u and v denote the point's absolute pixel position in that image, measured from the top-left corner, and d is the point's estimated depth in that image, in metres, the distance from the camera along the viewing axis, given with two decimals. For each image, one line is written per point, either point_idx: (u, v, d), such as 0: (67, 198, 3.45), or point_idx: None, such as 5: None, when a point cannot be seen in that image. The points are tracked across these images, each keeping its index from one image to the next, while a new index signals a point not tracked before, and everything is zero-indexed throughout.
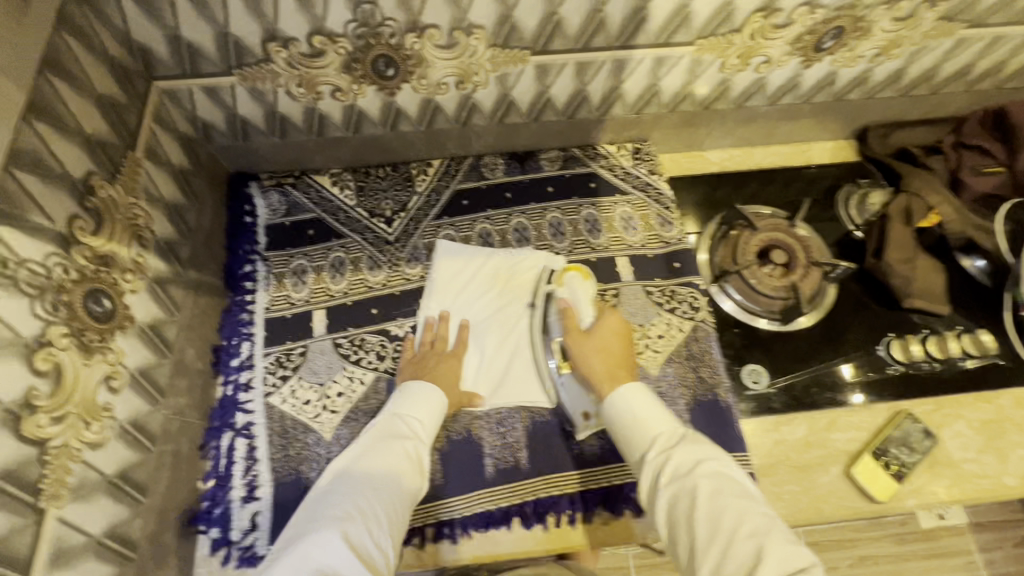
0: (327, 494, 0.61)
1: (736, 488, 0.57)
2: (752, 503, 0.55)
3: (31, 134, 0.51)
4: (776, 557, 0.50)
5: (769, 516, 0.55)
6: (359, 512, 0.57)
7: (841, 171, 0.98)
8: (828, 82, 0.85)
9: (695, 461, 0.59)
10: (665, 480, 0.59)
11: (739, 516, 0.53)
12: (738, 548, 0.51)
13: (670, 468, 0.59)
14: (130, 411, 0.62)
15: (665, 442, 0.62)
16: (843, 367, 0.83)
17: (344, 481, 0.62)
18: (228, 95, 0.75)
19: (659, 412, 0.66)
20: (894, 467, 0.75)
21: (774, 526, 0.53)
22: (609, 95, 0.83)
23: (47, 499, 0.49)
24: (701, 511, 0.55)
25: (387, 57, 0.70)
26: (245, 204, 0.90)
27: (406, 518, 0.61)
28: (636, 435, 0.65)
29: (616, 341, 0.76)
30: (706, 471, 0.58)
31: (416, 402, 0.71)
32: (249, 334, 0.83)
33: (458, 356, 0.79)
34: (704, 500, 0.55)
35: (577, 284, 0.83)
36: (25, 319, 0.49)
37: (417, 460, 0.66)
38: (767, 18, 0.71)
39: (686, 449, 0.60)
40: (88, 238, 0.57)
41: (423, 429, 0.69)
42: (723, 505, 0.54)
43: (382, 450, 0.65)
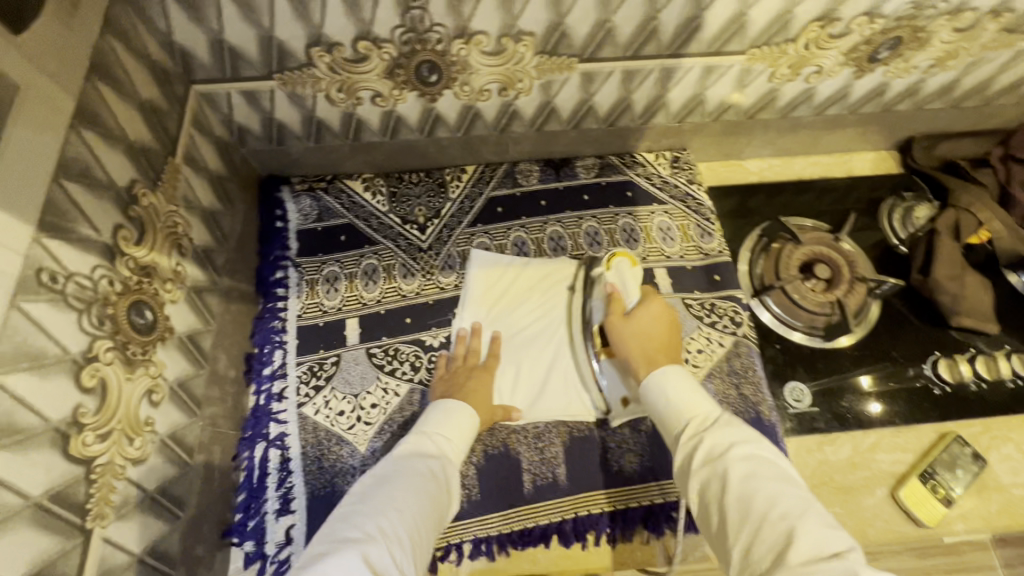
0: (348, 514, 0.54)
1: (770, 470, 0.51)
2: (789, 486, 0.49)
3: (81, 144, 0.49)
4: (807, 538, 0.44)
5: (806, 499, 0.48)
6: (383, 532, 0.51)
7: (883, 183, 0.96)
8: (878, 93, 0.83)
9: (729, 443, 0.53)
10: (696, 462, 0.54)
11: (772, 497, 0.47)
12: (768, 531, 0.45)
13: (704, 450, 0.54)
14: (170, 424, 0.61)
15: (698, 425, 0.57)
16: (861, 379, 0.82)
17: (366, 500, 0.56)
18: (267, 99, 0.73)
19: (695, 395, 0.60)
20: (942, 492, 0.73)
21: (811, 508, 0.47)
22: (653, 104, 0.81)
23: (93, 519, 0.48)
24: (731, 493, 0.49)
25: (431, 62, 0.69)
26: (276, 208, 0.89)
27: (426, 548, 0.56)
28: (670, 418, 0.60)
29: (660, 329, 0.69)
30: (739, 453, 0.52)
31: (445, 421, 0.68)
32: (281, 342, 0.81)
33: (490, 371, 0.77)
34: (735, 483, 0.50)
35: (625, 269, 0.75)
36: (73, 335, 0.47)
37: (443, 483, 0.62)
38: (824, 29, 0.69)
39: (718, 431, 0.55)
40: (131, 249, 0.56)
41: (449, 451, 0.66)
42: (753, 487, 0.49)
43: (407, 470, 0.60)
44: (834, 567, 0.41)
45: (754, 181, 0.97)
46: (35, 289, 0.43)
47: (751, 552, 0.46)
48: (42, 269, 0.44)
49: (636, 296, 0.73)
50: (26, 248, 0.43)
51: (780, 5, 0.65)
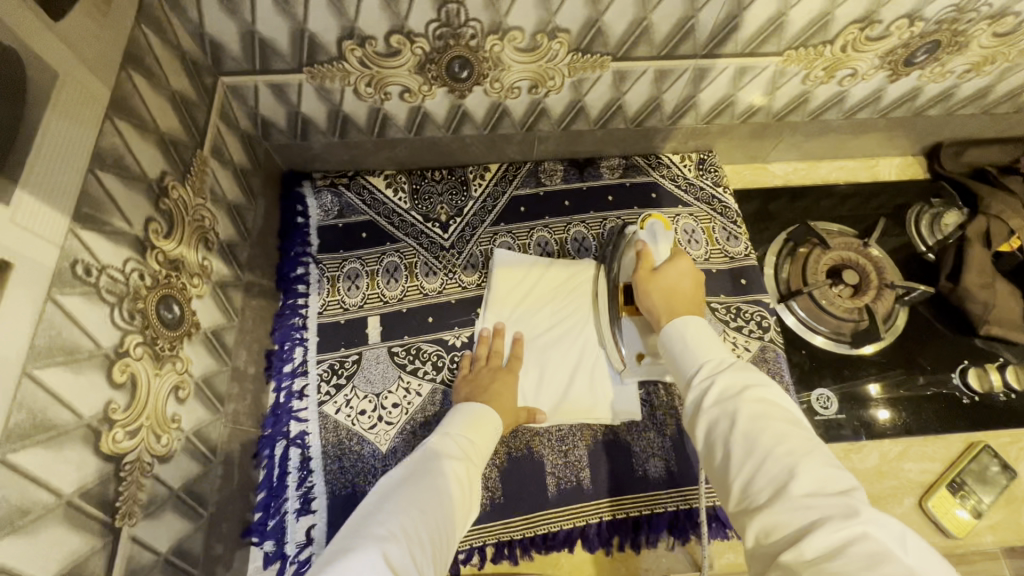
0: (372, 514, 0.53)
1: (782, 413, 0.49)
2: (797, 428, 0.48)
3: (115, 134, 0.48)
4: (810, 476, 0.42)
5: (815, 443, 0.47)
6: (405, 533, 0.50)
7: (909, 189, 0.95)
8: (910, 98, 0.82)
9: (742, 385, 0.52)
10: (706, 402, 0.52)
11: (780, 436, 0.46)
12: (771, 467, 0.44)
13: (715, 391, 0.53)
14: (195, 421, 0.60)
15: (714, 366, 0.56)
16: (870, 387, 0.80)
17: (390, 499, 0.54)
18: (294, 93, 0.72)
19: (711, 343, 0.59)
20: (971, 503, 0.72)
21: (818, 449, 0.45)
22: (683, 104, 0.80)
23: (122, 517, 0.47)
24: (738, 430, 0.48)
25: (463, 58, 0.68)
26: (298, 204, 0.88)
27: (448, 553, 0.54)
28: (686, 361, 0.59)
29: (685, 283, 0.68)
30: (752, 395, 0.50)
31: (470, 423, 0.66)
32: (302, 339, 0.80)
33: (513, 371, 0.76)
34: (744, 421, 0.48)
35: (658, 231, 0.77)
36: (106, 329, 0.46)
37: (466, 484, 0.60)
38: (863, 31, 0.68)
39: (733, 374, 0.53)
40: (161, 242, 0.55)
41: (473, 452, 0.64)
42: (762, 425, 0.47)
43: (430, 470, 0.58)
44: (835, 503, 0.40)
45: (778, 184, 0.96)
46: (70, 281, 0.42)
47: (752, 486, 0.45)
48: (77, 261, 0.43)
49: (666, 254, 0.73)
50: (62, 240, 0.42)
51: (821, 6, 0.64)
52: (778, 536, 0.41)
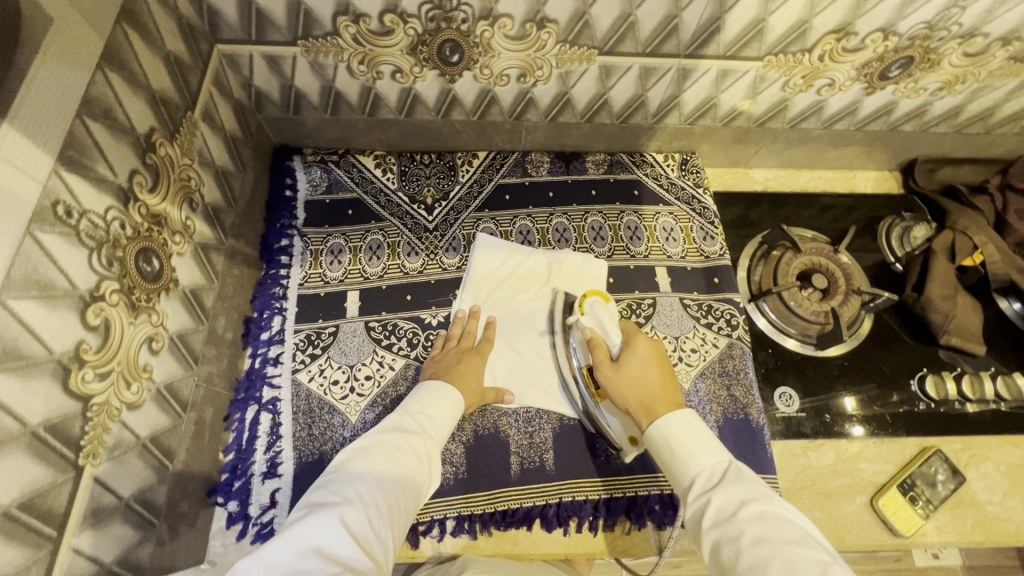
0: (329, 481, 0.55)
1: (785, 532, 0.49)
2: (808, 551, 0.47)
3: (105, 84, 0.50)
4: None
5: (826, 563, 0.46)
6: (360, 498, 0.53)
7: (883, 202, 0.98)
8: (885, 111, 0.85)
9: (738, 503, 0.52)
10: (707, 523, 0.53)
11: (787, 564, 0.46)
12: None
13: (713, 511, 0.53)
14: (167, 374, 0.61)
15: (707, 480, 0.56)
16: (845, 400, 0.82)
17: (346, 468, 0.57)
18: (289, 66, 0.74)
19: (704, 442, 0.59)
20: (919, 503, 0.74)
21: (830, 573, 0.45)
22: (667, 103, 0.83)
23: (85, 456, 0.48)
24: (744, 559, 0.48)
25: (454, 42, 0.70)
26: (286, 177, 0.90)
27: (407, 518, 0.56)
28: (680, 478, 0.59)
29: (650, 370, 0.69)
30: (749, 513, 0.51)
31: (430, 399, 0.67)
32: (281, 308, 0.82)
33: (481, 353, 0.77)
34: (748, 547, 0.49)
35: (598, 309, 0.76)
36: (83, 271, 0.48)
37: (425, 456, 0.61)
38: (839, 41, 0.70)
39: (728, 488, 0.54)
40: (145, 195, 0.56)
41: (433, 424, 0.65)
42: (767, 552, 0.47)
43: (386, 440, 0.60)
44: None
45: (758, 189, 0.99)
46: (50, 220, 0.44)
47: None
48: (59, 202, 0.45)
49: (618, 337, 0.73)
50: (45, 178, 0.43)
51: (800, 14, 0.66)
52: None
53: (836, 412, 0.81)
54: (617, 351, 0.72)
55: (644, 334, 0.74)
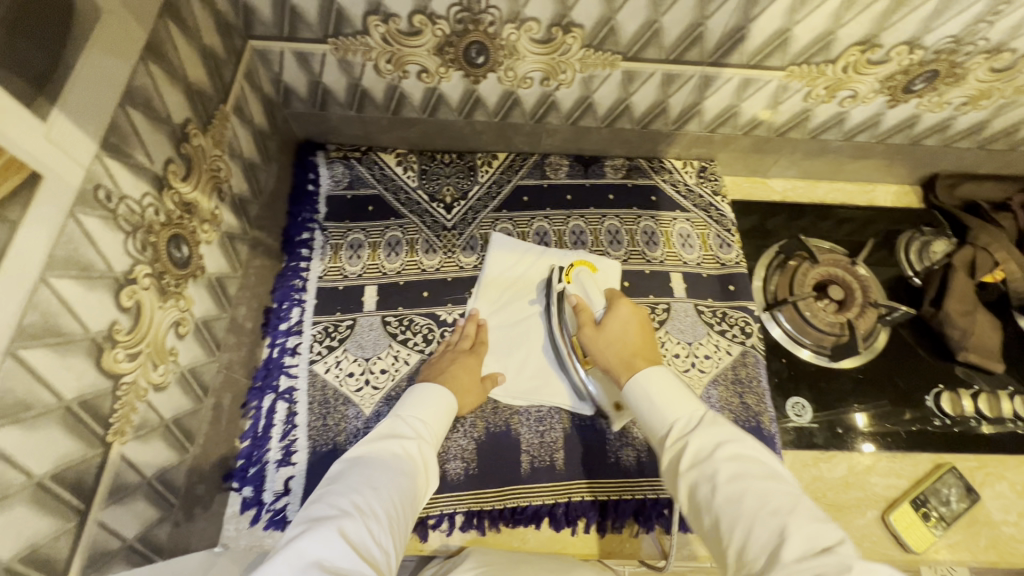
0: (323, 494, 0.53)
1: (759, 468, 0.50)
2: (776, 483, 0.48)
3: (147, 76, 0.52)
4: (799, 536, 0.43)
5: (795, 494, 0.48)
6: (358, 508, 0.51)
7: (903, 216, 0.97)
8: (907, 125, 0.85)
9: (715, 444, 0.52)
10: (683, 464, 0.52)
11: (763, 496, 0.47)
12: (760, 531, 0.45)
13: (691, 452, 0.53)
14: (191, 359, 0.62)
15: (684, 425, 0.56)
16: (857, 416, 0.82)
17: (341, 479, 0.55)
18: (318, 63, 0.76)
19: (679, 394, 0.59)
20: (932, 519, 0.74)
21: (799, 503, 0.46)
22: (689, 110, 0.83)
23: (113, 434, 0.49)
24: (721, 496, 0.48)
25: (480, 44, 0.71)
26: (310, 172, 0.92)
27: (407, 527, 0.55)
28: (655, 423, 0.58)
29: (630, 332, 0.70)
30: (725, 453, 0.51)
31: (420, 404, 0.67)
32: (300, 300, 0.83)
33: (477, 354, 0.78)
34: (725, 483, 0.49)
35: (585, 278, 0.78)
36: (119, 255, 0.49)
37: (420, 462, 0.61)
38: (864, 53, 0.71)
39: (705, 431, 0.53)
40: (178, 183, 0.58)
41: (426, 432, 0.65)
42: (743, 487, 0.48)
43: (381, 451, 0.59)
44: (828, 563, 0.40)
45: (776, 200, 0.99)
46: (91, 203, 0.46)
47: (745, 552, 0.45)
48: (100, 186, 0.46)
49: (602, 302, 0.75)
50: (89, 163, 0.45)
51: (825, 25, 0.67)
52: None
53: (845, 429, 0.80)
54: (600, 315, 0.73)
55: (627, 298, 0.75)
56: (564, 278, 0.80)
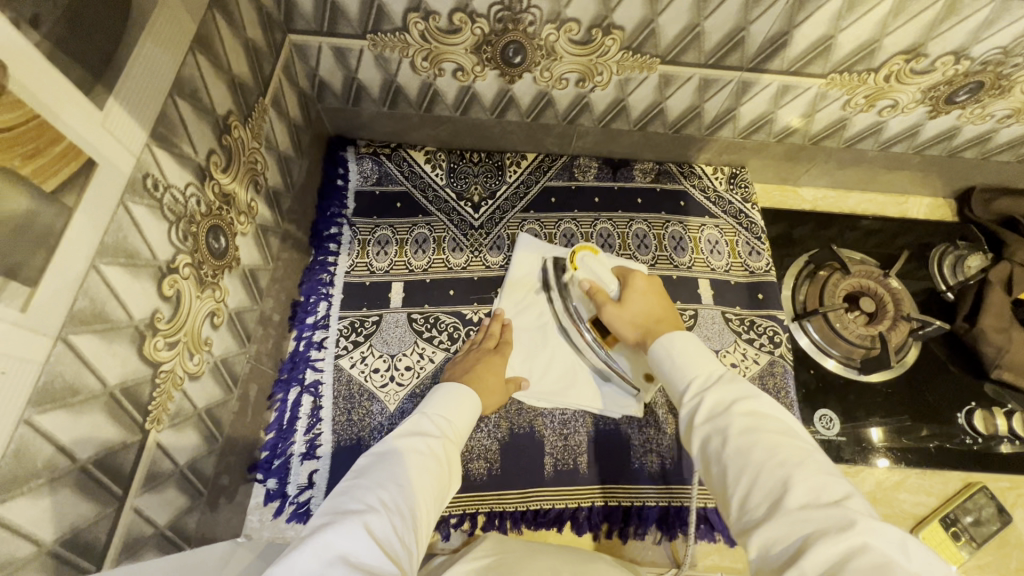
0: (350, 487, 0.52)
1: (773, 424, 0.48)
2: (790, 439, 0.47)
3: (195, 67, 0.52)
4: (805, 487, 0.42)
5: (807, 449, 0.46)
6: (385, 505, 0.50)
7: (937, 229, 0.96)
8: (947, 136, 0.83)
9: (730, 401, 0.51)
10: (698, 418, 0.52)
11: (773, 449, 0.45)
12: (764, 483, 0.44)
13: (706, 406, 0.52)
14: (223, 349, 0.63)
15: (702, 382, 0.55)
16: (872, 431, 0.80)
17: (368, 472, 0.54)
18: (355, 58, 0.76)
19: (700, 354, 0.58)
20: (962, 539, 0.72)
21: (811, 457, 0.45)
22: (724, 115, 0.82)
23: (151, 421, 0.50)
24: (731, 447, 0.47)
25: (518, 44, 0.71)
26: (339, 167, 0.92)
27: (429, 522, 0.54)
28: (677, 378, 0.58)
29: (653, 302, 0.72)
30: (742, 408, 0.50)
31: (446, 402, 0.66)
32: (327, 294, 0.83)
33: (501, 354, 0.77)
34: (736, 436, 0.48)
35: (591, 261, 0.77)
36: (163, 244, 0.50)
37: (445, 459, 0.59)
38: (908, 63, 0.69)
39: (722, 389, 0.53)
40: (219, 174, 0.58)
41: (450, 430, 0.64)
42: (753, 438, 0.47)
43: (407, 446, 0.58)
44: (832, 516, 0.39)
45: (806, 209, 0.98)
46: (140, 191, 0.46)
47: (747, 502, 0.44)
48: (148, 175, 0.47)
49: (615, 283, 0.75)
50: (139, 152, 0.45)
51: (871, 33, 0.66)
52: (778, 553, 0.40)
53: (867, 442, 0.79)
54: (618, 293, 0.75)
55: (641, 273, 0.77)
56: (569, 263, 0.78)
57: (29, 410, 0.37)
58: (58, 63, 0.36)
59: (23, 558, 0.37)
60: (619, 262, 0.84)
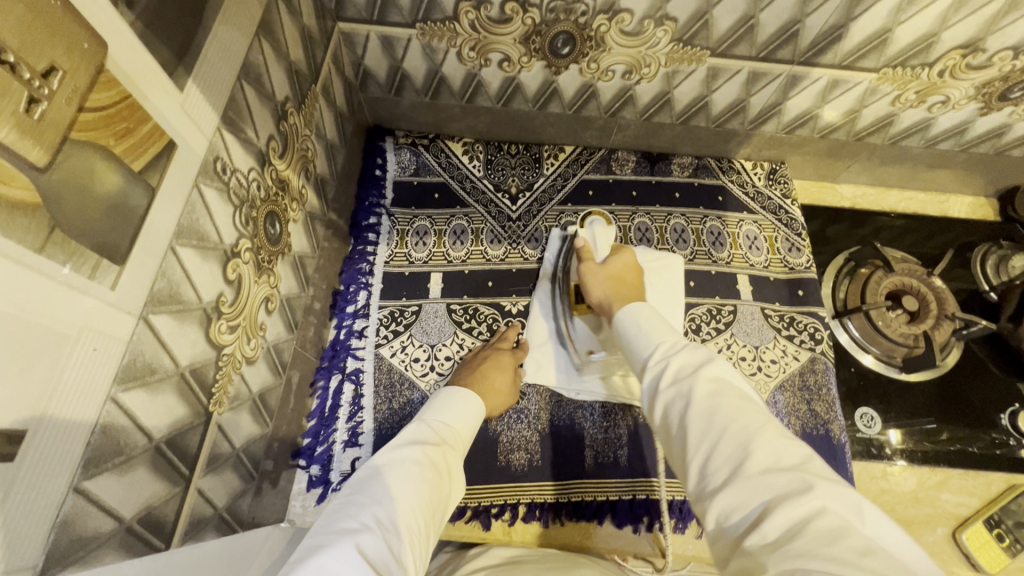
0: (343, 505, 0.47)
1: (734, 390, 0.45)
2: (751, 404, 0.44)
3: (260, 52, 0.52)
4: (765, 452, 0.39)
5: (768, 414, 0.43)
6: (380, 523, 0.44)
7: (979, 228, 0.95)
8: (995, 134, 0.83)
9: (695, 365, 0.48)
10: (660, 385, 0.48)
11: (735, 413, 0.42)
12: (723, 449, 0.40)
13: (669, 372, 0.49)
14: (275, 335, 0.63)
15: (666, 349, 0.52)
16: (888, 433, 0.79)
17: (364, 487, 0.49)
18: (402, 48, 0.76)
19: (661, 326, 0.56)
20: (1007, 540, 0.72)
21: (771, 423, 0.42)
22: (769, 109, 0.82)
23: (214, 404, 0.50)
24: (691, 414, 0.44)
25: (568, 35, 0.71)
26: (378, 157, 0.92)
27: (429, 540, 0.49)
28: (640, 346, 0.55)
29: (630, 275, 0.71)
30: (705, 372, 0.46)
31: (451, 409, 0.64)
32: (367, 284, 0.84)
33: (512, 353, 0.77)
34: (698, 401, 0.44)
35: (599, 229, 0.81)
36: (229, 228, 0.50)
37: (445, 470, 0.55)
38: (965, 57, 0.68)
39: (687, 354, 0.50)
40: (277, 160, 0.58)
41: (449, 436, 0.60)
42: (715, 403, 0.43)
43: (400, 458, 0.53)
44: (790, 482, 0.36)
45: (845, 206, 0.97)
46: (211, 174, 0.46)
47: (706, 468, 0.41)
48: (218, 159, 0.47)
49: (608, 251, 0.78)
50: (211, 135, 0.45)
51: (930, 27, 0.65)
52: (738, 521, 0.37)
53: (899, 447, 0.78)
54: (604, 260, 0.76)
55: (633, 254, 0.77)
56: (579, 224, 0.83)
57: (115, 387, 0.37)
58: (147, 43, 0.36)
59: (106, 532, 0.38)
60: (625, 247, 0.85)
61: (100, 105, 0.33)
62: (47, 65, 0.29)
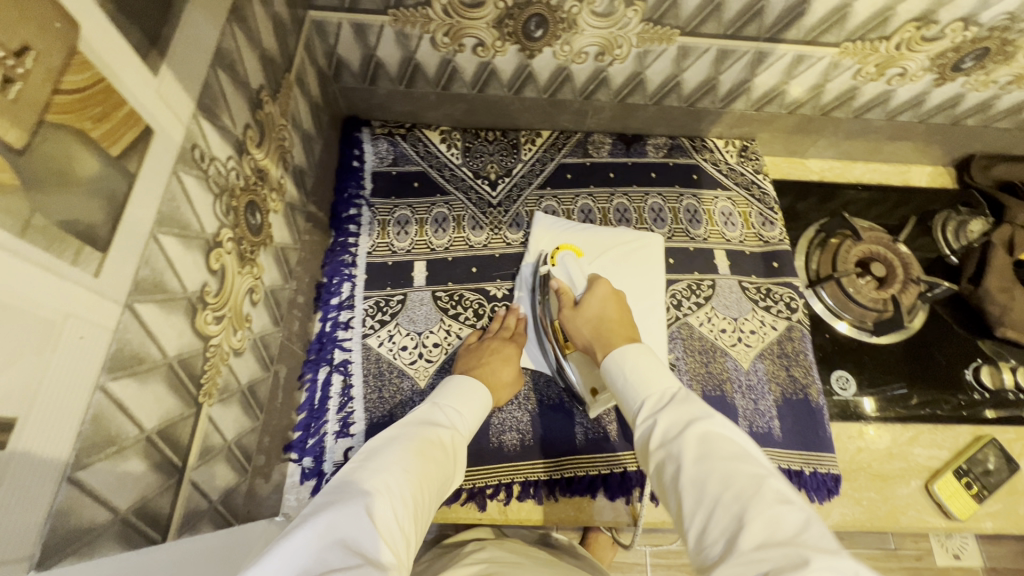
0: (355, 469, 0.47)
1: (727, 447, 0.47)
2: (746, 462, 0.46)
3: (233, 39, 0.52)
4: (760, 522, 0.40)
5: (763, 475, 0.45)
6: (386, 488, 0.45)
7: (940, 196, 0.99)
8: (950, 104, 0.87)
9: (687, 422, 0.50)
10: (654, 444, 0.51)
11: (728, 477, 0.44)
12: (721, 517, 0.43)
13: (660, 430, 0.51)
14: (260, 326, 0.63)
15: (654, 403, 0.54)
16: (865, 401, 0.82)
17: (375, 455, 0.49)
18: (375, 35, 0.76)
19: (656, 373, 0.58)
20: (974, 488, 0.75)
21: (767, 483, 0.44)
22: (738, 87, 0.84)
23: (203, 395, 0.50)
24: (687, 476, 0.46)
25: (540, 17, 0.72)
26: (354, 148, 0.92)
27: (429, 510, 0.49)
28: (631, 398, 0.57)
29: (610, 306, 0.72)
30: (696, 430, 0.49)
31: (458, 393, 0.64)
32: (351, 275, 0.83)
33: (516, 342, 0.77)
34: (692, 464, 0.47)
35: (569, 262, 0.80)
36: (210, 216, 0.49)
37: (452, 451, 0.56)
38: (920, 30, 0.72)
39: (677, 409, 0.52)
40: (254, 150, 0.58)
41: (459, 423, 0.61)
42: (709, 469, 0.45)
43: (412, 432, 0.54)
44: (785, 551, 0.38)
45: (813, 179, 1.00)
46: (190, 162, 0.45)
47: (705, 536, 0.43)
48: (196, 146, 0.46)
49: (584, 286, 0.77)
50: (188, 122, 0.45)
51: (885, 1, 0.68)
52: None
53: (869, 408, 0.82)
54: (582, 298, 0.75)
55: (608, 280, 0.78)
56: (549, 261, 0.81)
57: (103, 377, 0.37)
58: (120, 25, 0.36)
59: (102, 523, 0.38)
60: (595, 240, 0.85)
61: (75, 87, 0.33)
62: (21, 44, 0.29)
